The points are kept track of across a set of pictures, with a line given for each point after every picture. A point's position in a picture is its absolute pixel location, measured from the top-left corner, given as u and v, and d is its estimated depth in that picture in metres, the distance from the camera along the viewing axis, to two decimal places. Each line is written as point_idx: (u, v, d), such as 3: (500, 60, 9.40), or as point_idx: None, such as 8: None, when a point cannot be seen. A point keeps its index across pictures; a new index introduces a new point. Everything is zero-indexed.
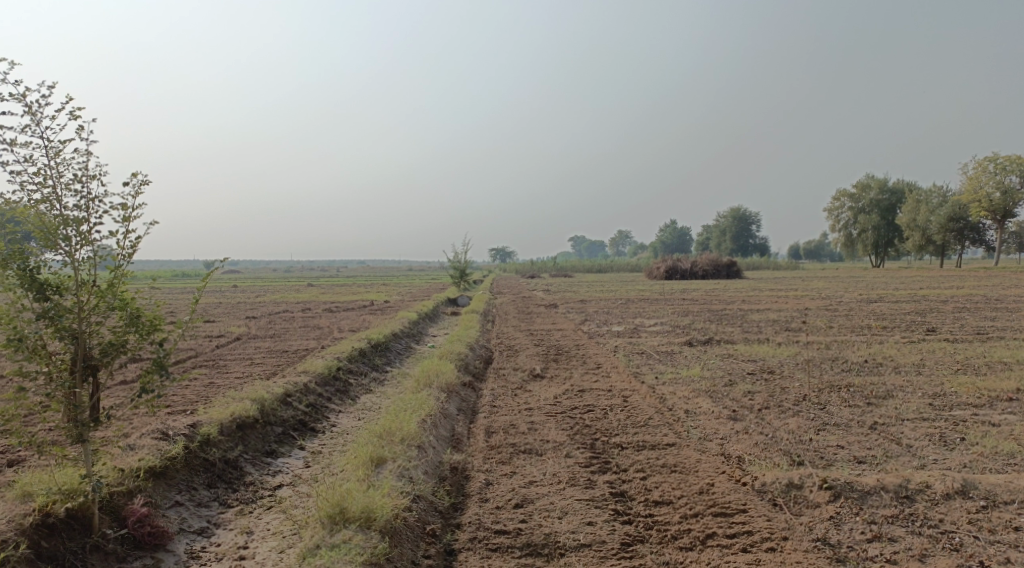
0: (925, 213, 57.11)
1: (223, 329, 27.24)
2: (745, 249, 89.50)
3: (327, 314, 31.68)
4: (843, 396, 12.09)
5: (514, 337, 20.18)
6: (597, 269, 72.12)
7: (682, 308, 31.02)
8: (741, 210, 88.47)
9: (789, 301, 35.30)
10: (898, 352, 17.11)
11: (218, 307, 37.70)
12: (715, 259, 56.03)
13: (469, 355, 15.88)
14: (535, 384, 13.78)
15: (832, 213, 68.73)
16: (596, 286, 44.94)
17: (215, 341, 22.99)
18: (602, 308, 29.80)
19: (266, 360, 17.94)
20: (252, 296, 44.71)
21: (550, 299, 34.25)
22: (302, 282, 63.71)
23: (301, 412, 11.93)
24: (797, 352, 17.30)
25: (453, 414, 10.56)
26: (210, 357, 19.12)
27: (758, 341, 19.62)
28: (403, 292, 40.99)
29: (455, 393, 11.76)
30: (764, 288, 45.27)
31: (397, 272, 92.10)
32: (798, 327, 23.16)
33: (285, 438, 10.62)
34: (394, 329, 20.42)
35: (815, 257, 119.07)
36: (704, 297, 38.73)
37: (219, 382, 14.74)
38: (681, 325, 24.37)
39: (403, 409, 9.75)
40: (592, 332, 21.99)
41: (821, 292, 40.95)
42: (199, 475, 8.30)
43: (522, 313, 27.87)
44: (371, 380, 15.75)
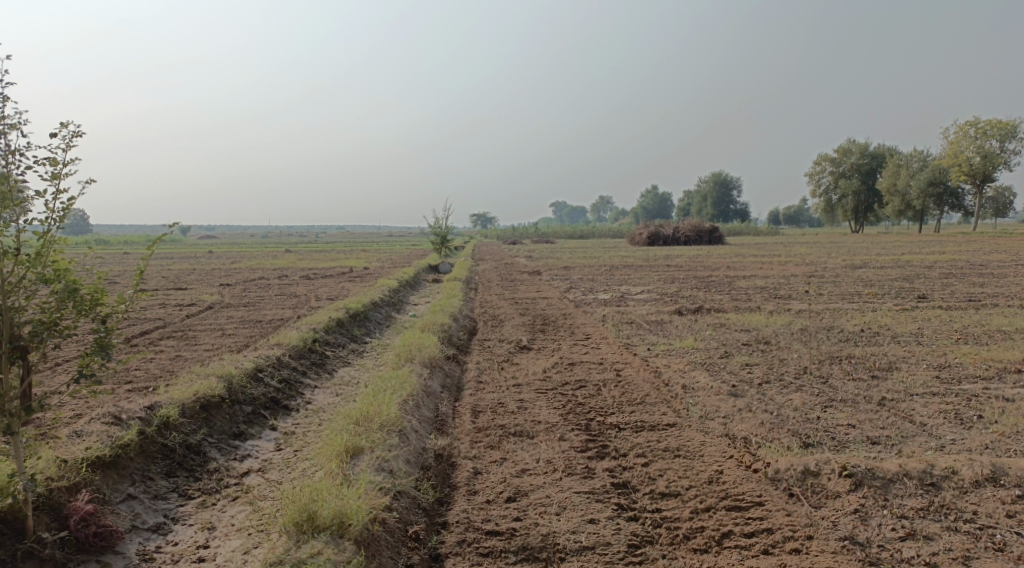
0: (905, 178, 56.77)
1: (196, 297, 26.37)
2: (726, 214, 89.13)
3: (303, 282, 30.79)
4: (845, 369, 11.52)
5: (498, 306, 19.49)
6: (579, 235, 71.39)
7: (666, 275, 30.41)
8: (722, 175, 87.87)
9: (774, 267, 34.78)
10: (894, 320, 16.59)
11: (190, 274, 36.65)
12: (697, 225, 55.51)
13: (453, 326, 15.17)
14: (522, 357, 13.11)
15: (813, 178, 68.30)
16: (578, 252, 44.23)
17: (187, 311, 22.11)
18: (586, 275, 29.12)
19: (239, 331, 17.13)
20: (226, 262, 43.64)
21: (532, 266, 33.52)
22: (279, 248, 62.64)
23: (273, 389, 11.17)
24: (790, 321, 16.73)
25: (437, 391, 9.86)
26: (180, 327, 18.27)
27: (748, 309, 19.05)
28: (382, 258, 40.08)
29: (438, 368, 11.04)
30: (746, 254, 44.83)
31: (376, 239, 91.17)
32: (787, 294, 22.61)
33: (254, 419, 9.87)
34: (373, 298, 19.63)
35: (795, 223, 119.13)
36: (688, 263, 38.18)
37: (186, 356, 13.94)
38: (668, 292, 23.76)
39: (381, 389, 9.02)
40: (578, 300, 21.33)
41: (803, 258, 40.47)
42: (157, 462, 7.61)
43: (504, 281, 27.13)
44: (348, 352, 15.03)
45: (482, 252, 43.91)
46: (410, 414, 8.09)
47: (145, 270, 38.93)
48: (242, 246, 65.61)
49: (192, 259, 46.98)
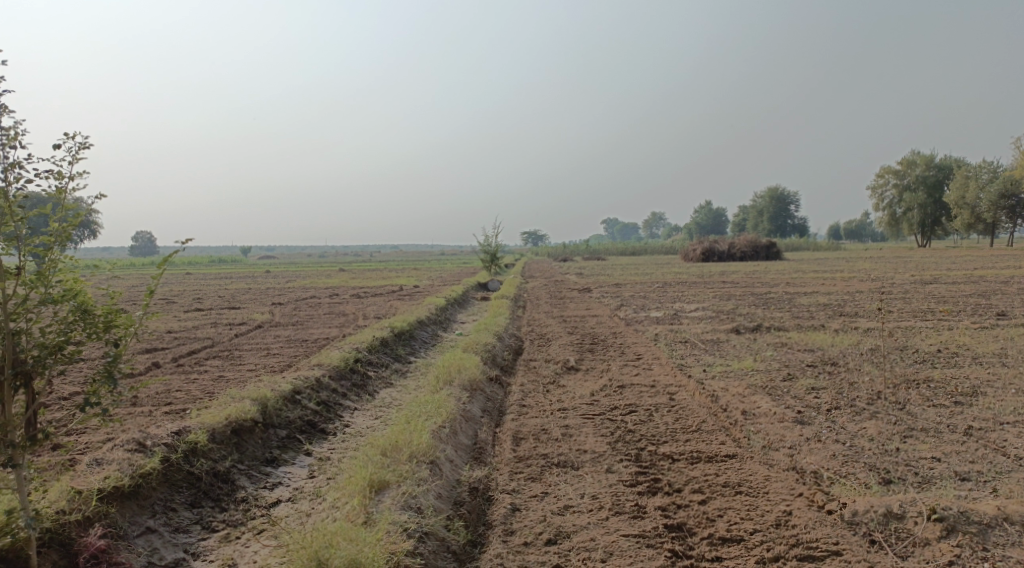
0: (974, 190, 54.50)
1: (246, 316, 26.35)
2: (784, 229, 87.08)
3: (353, 300, 30.65)
4: (923, 394, 10.64)
5: (547, 325, 18.89)
6: (632, 251, 70.45)
7: (724, 292, 29.44)
8: (779, 189, 85.92)
9: (837, 284, 33.47)
10: (972, 339, 15.52)
11: (244, 293, 36.85)
12: (754, 240, 54.13)
13: (498, 345, 14.61)
14: (570, 378, 12.47)
15: (876, 191, 66.20)
16: (631, 268, 43.39)
17: (235, 330, 22.02)
18: (639, 292, 28.35)
19: (284, 350, 16.86)
20: (281, 281, 43.93)
21: (584, 283, 32.86)
22: (334, 266, 63.09)
23: (311, 411, 10.72)
24: (858, 341, 15.77)
25: (477, 416, 9.28)
26: (226, 347, 18.11)
27: (812, 328, 18.09)
28: (433, 276, 39.83)
29: (480, 391, 10.47)
30: (807, 270, 43.42)
31: (429, 256, 91.49)
32: (852, 312, 21.52)
33: (288, 445, 9.40)
34: (419, 316, 19.21)
35: (856, 238, 115.93)
36: (746, 279, 37.03)
37: (228, 376, 13.62)
38: (725, 310, 22.86)
39: (417, 414, 8.47)
40: (631, 317, 20.60)
41: (867, 274, 38.90)
42: (181, 492, 7.15)
43: (555, 298, 26.52)
44: (391, 372, 14.56)
45: (534, 269, 43.37)
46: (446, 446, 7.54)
47: (201, 289, 39.38)
48: (298, 265, 66.32)
49: (249, 278, 47.48)
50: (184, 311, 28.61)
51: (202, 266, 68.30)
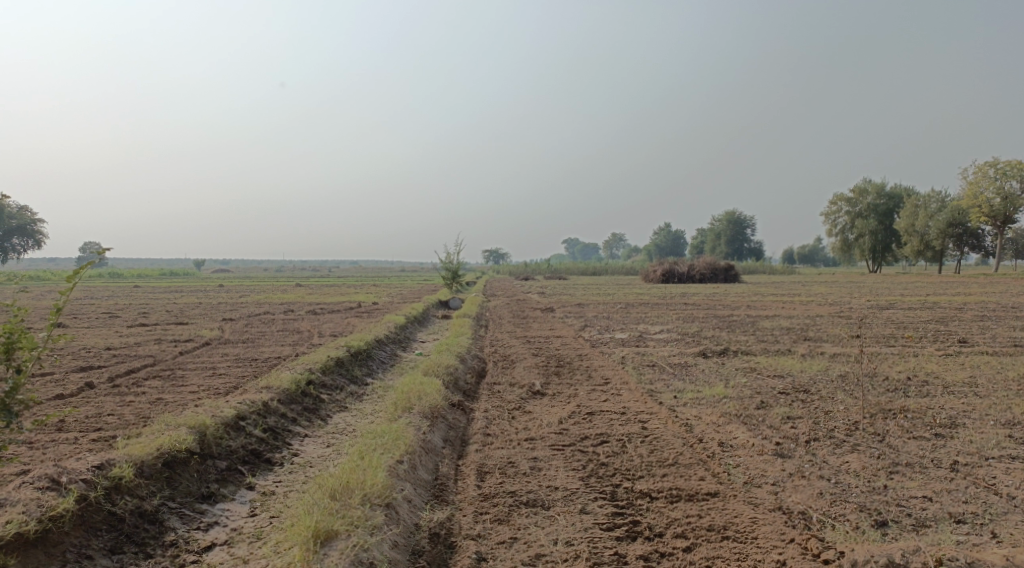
0: (924, 218, 55.29)
1: (193, 333, 25.18)
2: (741, 252, 87.77)
3: (308, 317, 29.61)
4: (903, 425, 10.21)
5: (509, 346, 18.23)
6: (591, 272, 70.29)
7: (685, 314, 29.05)
8: (736, 213, 86.63)
9: (796, 307, 33.34)
10: (941, 367, 15.21)
11: (195, 308, 35.58)
12: (712, 263, 54.20)
13: (460, 367, 13.91)
14: (534, 404, 11.81)
15: (830, 217, 66.97)
16: (591, 289, 42.97)
17: (181, 347, 20.93)
18: (601, 313, 27.85)
19: (231, 370, 15.95)
20: (233, 296, 42.59)
21: (545, 302, 32.26)
22: (287, 282, 61.64)
23: (256, 439, 9.92)
24: (827, 367, 15.39)
25: (438, 447, 8.56)
26: (170, 366, 17.11)
27: (778, 353, 17.70)
28: (391, 294, 38.97)
29: (441, 418, 9.74)
30: (764, 293, 43.46)
31: (387, 274, 90.32)
32: (816, 336, 21.19)
33: (227, 479, 8.66)
34: (376, 335, 18.39)
35: (810, 262, 117.50)
36: (705, 301, 36.79)
37: (168, 399, 12.75)
38: (689, 332, 22.41)
39: (370, 446, 7.78)
40: (594, 339, 20.02)
41: (824, 298, 38.95)
42: (100, 536, 6.60)
43: (516, 318, 25.87)
44: (345, 395, 13.76)
45: (493, 288, 42.67)
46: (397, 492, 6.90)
47: (148, 304, 37.91)
48: (251, 280, 64.73)
49: (200, 293, 46.06)
50: (127, 326, 27.38)
51: (152, 279, 66.35)
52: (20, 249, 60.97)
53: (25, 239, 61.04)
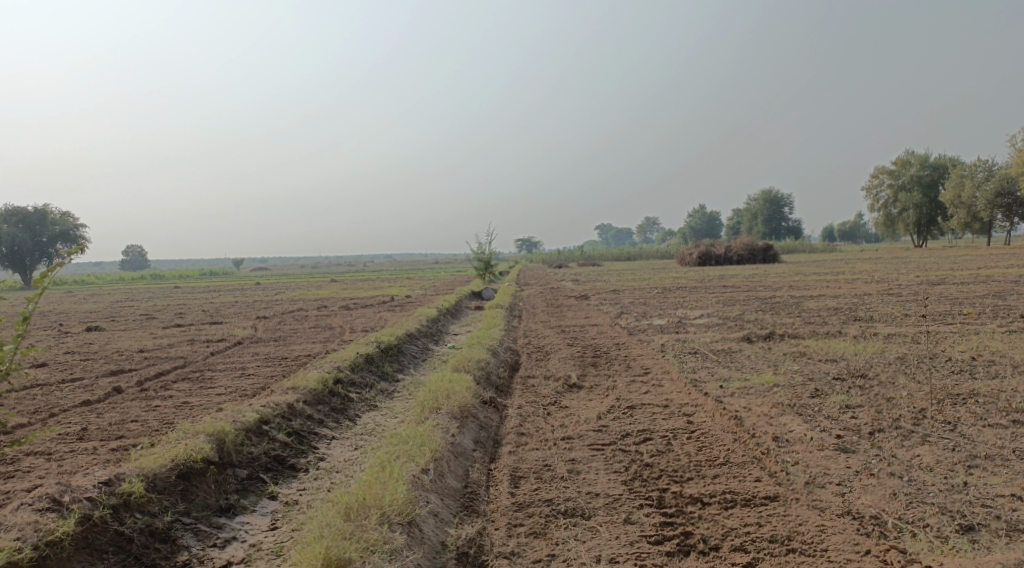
0: (970, 189, 53.33)
1: (226, 332, 24.93)
2: (778, 231, 85.98)
3: (341, 312, 29.27)
4: (974, 411, 9.40)
5: (544, 336, 17.61)
6: (626, 256, 69.35)
7: (726, 297, 28.14)
8: (773, 192, 84.81)
9: (841, 286, 32.17)
10: (1006, 345, 14.24)
11: (230, 307, 35.51)
12: (751, 244, 52.96)
13: (493, 362, 13.31)
14: (572, 398, 11.15)
15: (871, 191, 65.10)
16: (627, 274, 42.11)
17: (212, 348, 20.61)
18: (639, 298, 27.09)
19: (259, 371, 15.51)
20: (268, 293, 42.53)
21: (580, 290, 31.54)
22: (322, 278, 61.66)
23: (279, 445, 9.42)
24: (883, 348, 14.52)
25: (468, 450, 7.98)
26: (199, 367, 16.75)
27: (828, 334, 16.83)
28: (425, 286, 38.55)
29: (471, 418, 9.12)
30: (806, 272, 42.24)
31: (422, 267, 90.27)
32: (866, 316, 20.22)
33: (248, 488, 8.16)
34: (408, 329, 17.85)
35: (850, 239, 114.93)
36: (746, 283, 35.76)
37: (193, 402, 12.36)
38: (732, 316, 21.56)
39: (394, 453, 7.25)
40: (632, 326, 19.30)
41: (870, 275, 37.67)
42: (105, 560, 6.29)
43: (551, 307, 25.20)
44: (374, 393, 13.24)
45: (528, 277, 42.08)
46: (422, 508, 6.32)
47: (185, 304, 37.92)
48: (286, 277, 64.90)
49: (236, 291, 46.16)
50: (161, 327, 27.27)
51: (189, 279, 66.91)
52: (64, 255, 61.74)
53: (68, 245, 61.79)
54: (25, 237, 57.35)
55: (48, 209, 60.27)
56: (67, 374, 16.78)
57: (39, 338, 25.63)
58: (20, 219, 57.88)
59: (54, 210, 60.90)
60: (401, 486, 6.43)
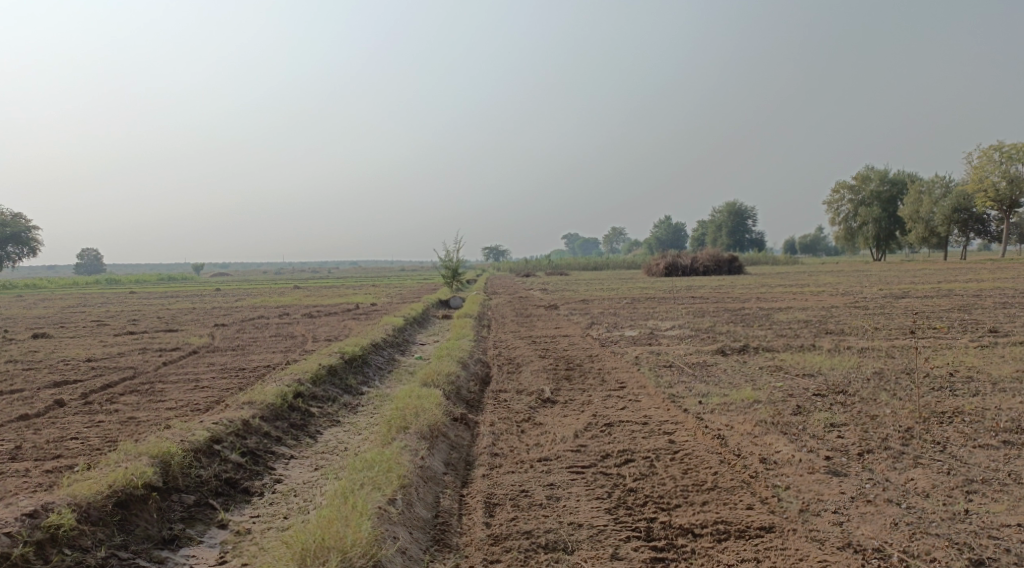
0: (928, 205, 53.87)
1: (182, 340, 24.03)
2: (742, 243, 86.49)
3: (303, 320, 28.44)
4: (962, 431, 9.07)
5: (514, 347, 17.07)
6: (592, 267, 69.19)
7: (695, 308, 27.81)
8: (737, 204, 85.32)
9: (808, 298, 32.04)
10: (982, 361, 14.00)
11: (188, 313, 34.46)
12: (716, 255, 53.03)
13: (462, 375, 12.73)
14: (545, 415, 10.62)
15: (832, 205, 65.58)
16: (594, 284, 41.73)
17: (166, 357, 19.75)
18: (607, 309, 26.67)
19: (215, 382, 14.76)
20: (229, 300, 41.44)
21: (548, 299, 31.02)
22: (284, 284, 60.50)
23: (232, 466, 8.76)
24: (859, 363, 14.21)
25: (438, 474, 7.42)
26: (151, 378, 15.95)
27: (801, 348, 16.53)
28: (390, 294, 37.77)
29: (442, 437, 8.54)
30: (771, 284, 42.24)
31: (387, 274, 89.35)
32: (838, 329, 19.97)
33: (195, 517, 7.58)
34: (373, 338, 17.21)
35: (812, 251, 116.25)
36: (713, 294, 35.56)
37: (142, 417, 11.63)
38: (703, 328, 21.21)
39: (355, 481, 6.72)
40: (603, 337, 18.84)
41: (835, 288, 37.69)
42: None
43: (519, 317, 24.66)
44: (337, 407, 12.58)
45: (494, 286, 41.56)
46: (389, 547, 5.85)
47: (140, 310, 36.75)
48: (248, 283, 63.61)
49: (195, 298, 45.00)
50: (115, 335, 26.27)
51: (148, 285, 65.37)
52: (15, 257, 59.75)
53: (20, 247, 59.81)
54: None
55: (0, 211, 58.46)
56: (9, 384, 15.85)
57: None
58: None
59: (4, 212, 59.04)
60: (365, 523, 5.89)
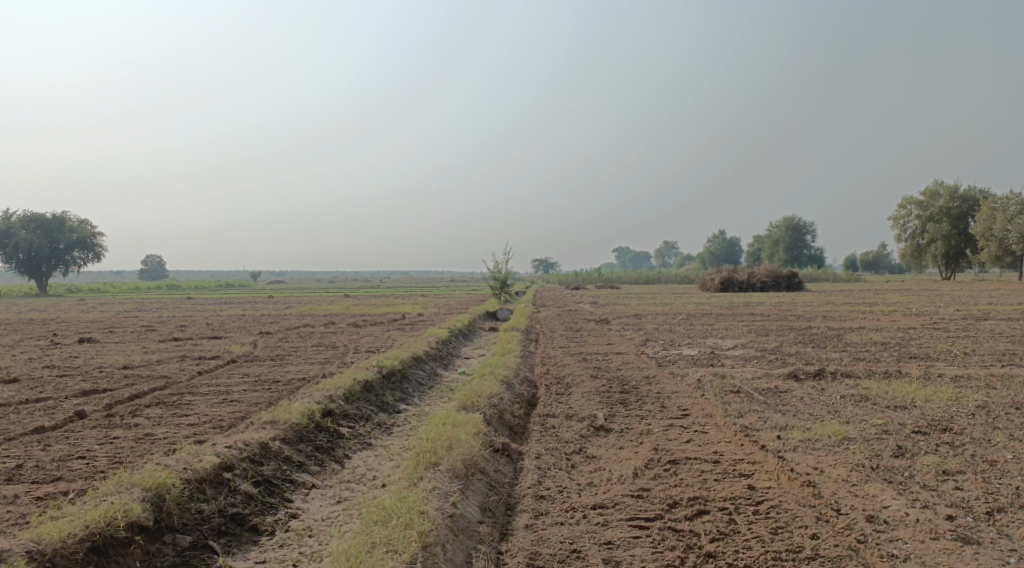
0: (1002, 222, 50.82)
1: (223, 348, 23.25)
2: (800, 259, 83.68)
3: (347, 330, 27.48)
4: None
5: (565, 365, 15.77)
6: (645, 280, 67.43)
7: (758, 326, 26.12)
8: (796, 218, 82.53)
9: (879, 318, 29.99)
10: None
11: (234, 320, 33.89)
12: (775, 271, 50.83)
13: (507, 396, 11.48)
14: (599, 446, 9.31)
15: (898, 221, 62.80)
16: (648, 298, 40.13)
17: (202, 366, 18.87)
18: (663, 326, 25.15)
19: (245, 395, 13.73)
20: (277, 308, 40.91)
21: (600, 313, 29.53)
22: (336, 292, 60.10)
23: (242, 498, 7.49)
24: (957, 395, 12.60)
25: (474, 527, 6.32)
26: (180, 388, 15.00)
27: (884, 374, 14.89)
28: (438, 305, 36.74)
29: (478, 474, 7.30)
30: (835, 302, 40.05)
31: (439, 284, 88.74)
32: (923, 353, 18.14)
33: (189, 564, 6.47)
34: (414, 351, 16.03)
35: (873, 269, 112.22)
36: (775, 312, 33.68)
37: (158, 433, 10.63)
38: (769, 348, 19.60)
39: (363, 543, 5.65)
40: (661, 356, 17.39)
41: (906, 307, 35.51)
42: None
43: (570, 331, 23.29)
44: (369, 427, 11.42)
45: (544, 298, 40.21)
46: None
47: (191, 315, 36.37)
48: (301, 291, 63.50)
49: (244, 305, 44.62)
50: (158, 341, 25.66)
51: (204, 290, 65.75)
52: (81, 262, 60.35)
53: (86, 252, 60.43)
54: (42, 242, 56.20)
55: (66, 216, 59.44)
56: (35, 391, 15.06)
57: (28, 348, 24.02)
58: (37, 224, 56.79)
59: (71, 217, 59.86)
60: None
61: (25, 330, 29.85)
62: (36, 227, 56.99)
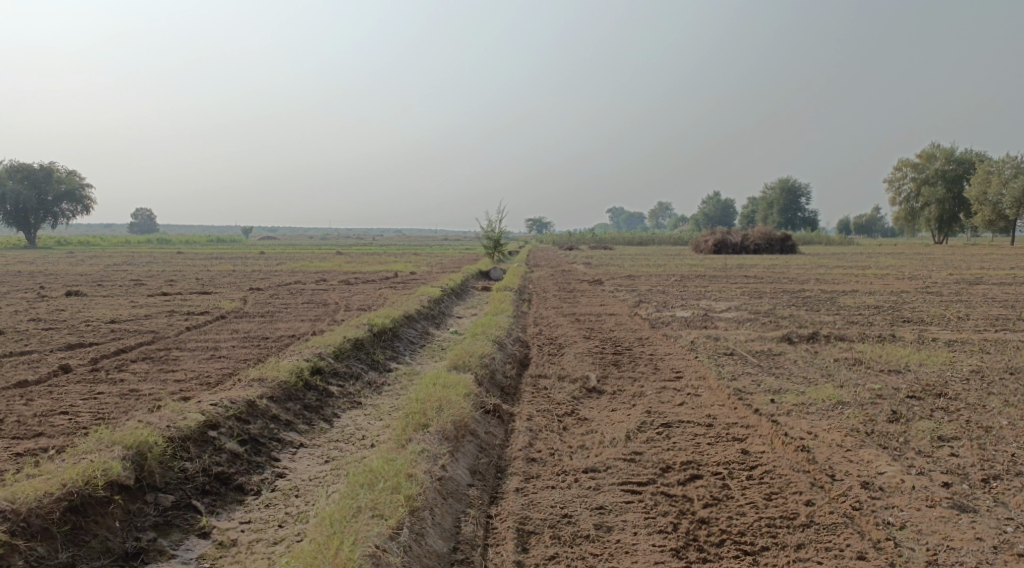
0: (997, 186, 50.61)
1: (212, 304, 23.02)
2: (793, 222, 83.52)
3: (338, 287, 27.29)
4: None
5: (557, 325, 15.62)
6: (638, 242, 67.27)
7: (751, 288, 26.01)
8: (791, 181, 82.16)
9: (872, 282, 29.93)
10: None
11: (224, 275, 33.60)
12: (768, 233, 50.66)
13: (499, 357, 11.32)
14: (590, 408, 9.18)
15: (893, 184, 62.55)
16: (641, 259, 39.99)
17: (191, 321, 18.65)
18: (656, 287, 25.01)
19: (233, 352, 13.54)
20: (268, 263, 40.62)
21: (593, 274, 29.34)
22: (327, 250, 59.73)
23: (228, 456, 7.36)
24: (951, 359, 12.51)
25: (463, 494, 6.18)
26: (168, 344, 14.80)
27: (878, 337, 14.80)
28: (430, 263, 36.50)
29: (469, 437, 7.17)
30: (828, 265, 39.97)
31: (432, 242, 88.42)
32: (916, 317, 18.06)
33: (171, 523, 6.35)
34: (406, 309, 15.84)
35: (866, 233, 112.27)
36: (768, 274, 33.57)
37: (142, 389, 10.46)
38: (762, 311, 19.49)
39: (348, 507, 5.55)
40: (654, 318, 17.25)
41: (898, 271, 35.46)
42: None
43: (563, 291, 23.12)
44: (358, 386, 11.26)
45: (537, 258, 40.02)
46: None
47: (181, 270, 36.03)
48: (292, 248, 63.12)
49: (235, 260, 44.31)
50: (146, 296, 25.40)
51: (195, 245, 65.32)
52: (69, 215, 59.71)
53: (74, 205, 59.74)
54: (30, 194, 55.48)
55: (54, 167, 58.61)
56: (20, 345, 14.84)
57: (15, 302, 23.72)
58: (25, 175, 56.00)
59: (59, 168, 59.06)
60: None
61: (12, 283, 29.51)
62: (23, 178, 56.23)
